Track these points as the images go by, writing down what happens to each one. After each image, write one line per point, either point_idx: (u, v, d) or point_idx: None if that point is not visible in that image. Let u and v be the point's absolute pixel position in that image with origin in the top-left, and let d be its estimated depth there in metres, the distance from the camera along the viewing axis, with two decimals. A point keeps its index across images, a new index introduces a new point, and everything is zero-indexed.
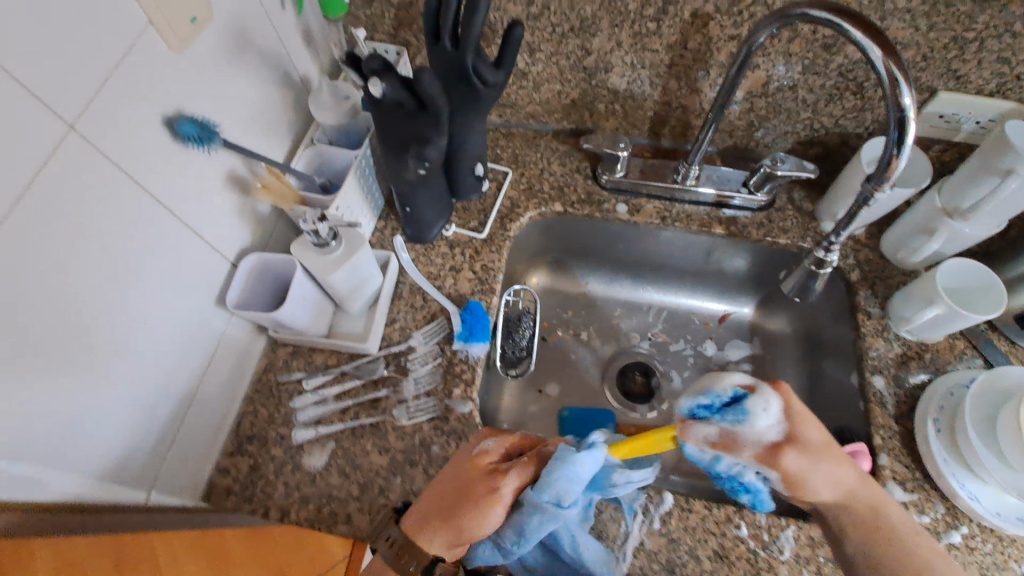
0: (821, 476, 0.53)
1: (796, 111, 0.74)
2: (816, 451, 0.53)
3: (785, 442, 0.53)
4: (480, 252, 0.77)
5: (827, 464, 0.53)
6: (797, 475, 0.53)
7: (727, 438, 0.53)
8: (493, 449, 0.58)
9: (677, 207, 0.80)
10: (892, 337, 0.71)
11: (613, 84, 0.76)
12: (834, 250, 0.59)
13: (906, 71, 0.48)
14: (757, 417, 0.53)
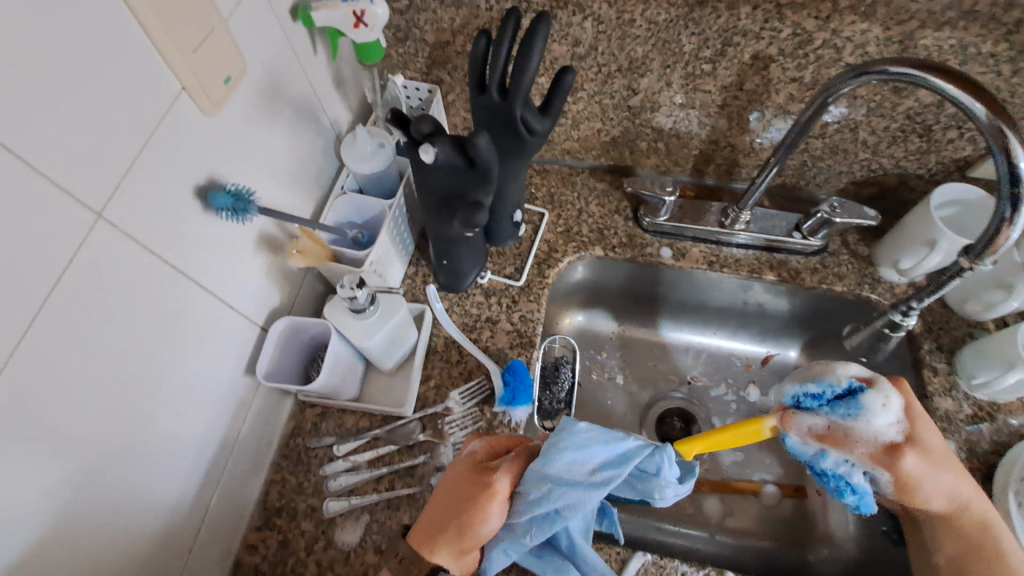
0: (935, 482, 0.49)
1: (854, 152, 0.70)
2: (934, 455, 0.49)
3: (902, 445, 0.49)
4: (518, 301, 0.72)
5: (944, 472, 0.49)
6: (911, 479, 0.49)
7: (837, 435, 0.49)
8: (480, 448, 0.54)
9: (724, 252, 0.76)
10: (961, 395, 0.66)
11: (658, 123, 0.71)
12: (912, 315, 0.61)
13: (1020, 127, 0.44)
14: (880, 415, 0.48)
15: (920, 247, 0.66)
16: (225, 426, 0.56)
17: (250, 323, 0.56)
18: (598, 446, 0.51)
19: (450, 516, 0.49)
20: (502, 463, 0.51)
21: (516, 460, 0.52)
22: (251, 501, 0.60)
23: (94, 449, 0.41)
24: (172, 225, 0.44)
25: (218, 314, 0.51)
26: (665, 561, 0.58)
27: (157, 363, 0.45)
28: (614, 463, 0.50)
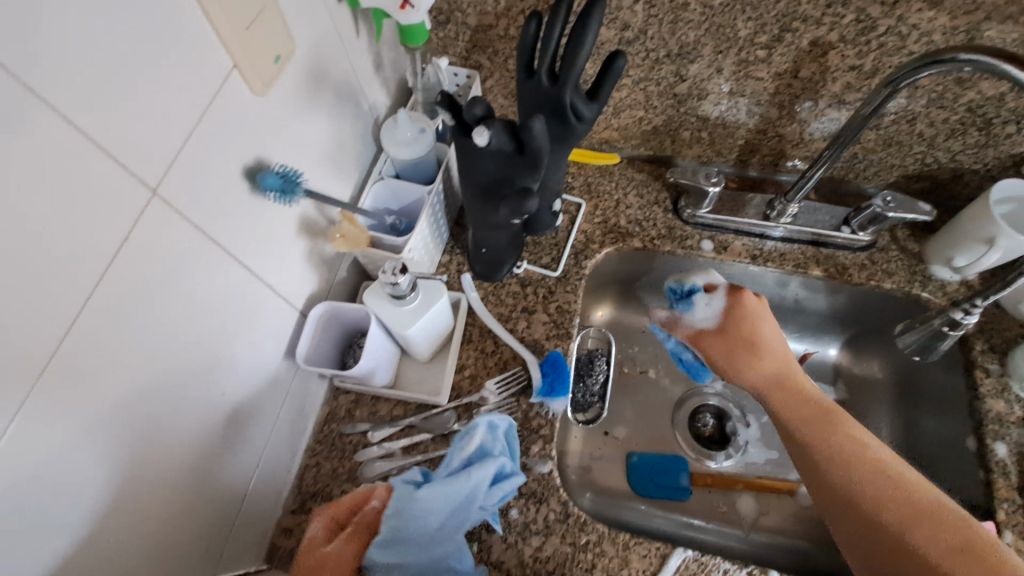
0: (770, 355, 0.61)
1: (910, 144, 0.67)
2: (751, 330, 0.63)
3: (741, 315, 0.64)
4: (554, 291, 0.71)
5: (777, 340, 0.63)
6: (730, 348, 0.63)
7: (672, 324, 0.68)
8: (317, 529, 0.48)
9: (768, 245, 0.74)
10: (1013, 397, 0.63)
11: (703, 112, 0.69)
12: (973, 313, 0.59)
13: None
14: (704, 310, 0.66)
15: (975, 245, 0.64)
16: (264, 416, 0.55)
17: (287, 308, 0.55)
18: (439, 504, 0.50)
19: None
20: (337, 549, 0.47)
21: (351, 544, 0.47)
22: (286, 485, 0.60)
23: (143, 436, 0.40)
24: (218, 208, 0.43)
25: (257, 302, 0.50)
26: (706, 558, 0.56)
27: (200, 354, 0.44)
28: (458, 511, 0.51)
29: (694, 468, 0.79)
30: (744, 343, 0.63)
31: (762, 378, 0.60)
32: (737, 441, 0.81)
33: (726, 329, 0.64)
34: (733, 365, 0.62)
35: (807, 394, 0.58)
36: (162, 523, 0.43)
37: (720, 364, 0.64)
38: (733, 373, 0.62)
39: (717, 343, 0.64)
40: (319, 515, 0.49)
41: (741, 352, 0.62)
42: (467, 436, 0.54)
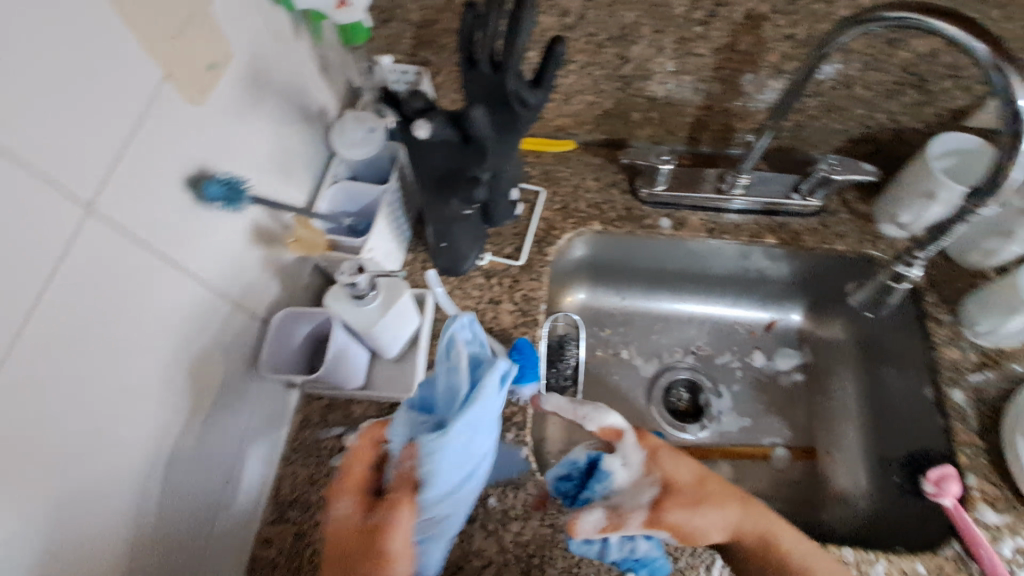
0: (709, 500, 0.52)
1: (849, 108, 0.69)
2: (687, 486, 0.52)
3: (659, 468, 0.53)
4: (519, 280, 0.72)
5: (684, 469, 0.54)
6: (682, 512, 0.51)
7: (614, 522, 0.51)
8: (349, 508, 0.44)
9: (724, 218, 0.75)
10: (966, 345, 0.66)
11: (651, 92, 0.71)
12: (914, 266, 0.62)
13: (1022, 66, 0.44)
14: (626, 474, 0.54)
15: (918, 201, 0.66)
16: (227, 434, 0.54)
17: (247, 318, 0.55)
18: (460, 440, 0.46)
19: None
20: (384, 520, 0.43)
21: None
22: (262, 496, 0.59)
23: (92, 463, 0.39)
24: (152, 222, 0.42)
25: (210, 318, 0.50)
26: None
27: (146, 376, 0.43)
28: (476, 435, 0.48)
29: (671, 441, 0.81)
30: (691, 502, 0.51)
31: (723, 523, 0.51)
32: (710, 412, 0.83)
33: (666, 486, 0.53)
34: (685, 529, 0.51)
35: (762, 534, 0.52)
36: (112, 552, 0.42)
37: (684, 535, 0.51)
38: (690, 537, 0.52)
39: (674, 506, 0.51)
40: (337, 497, 0.45)
41: (698, 514, 0.51)
42: (491, 363, 0.50)
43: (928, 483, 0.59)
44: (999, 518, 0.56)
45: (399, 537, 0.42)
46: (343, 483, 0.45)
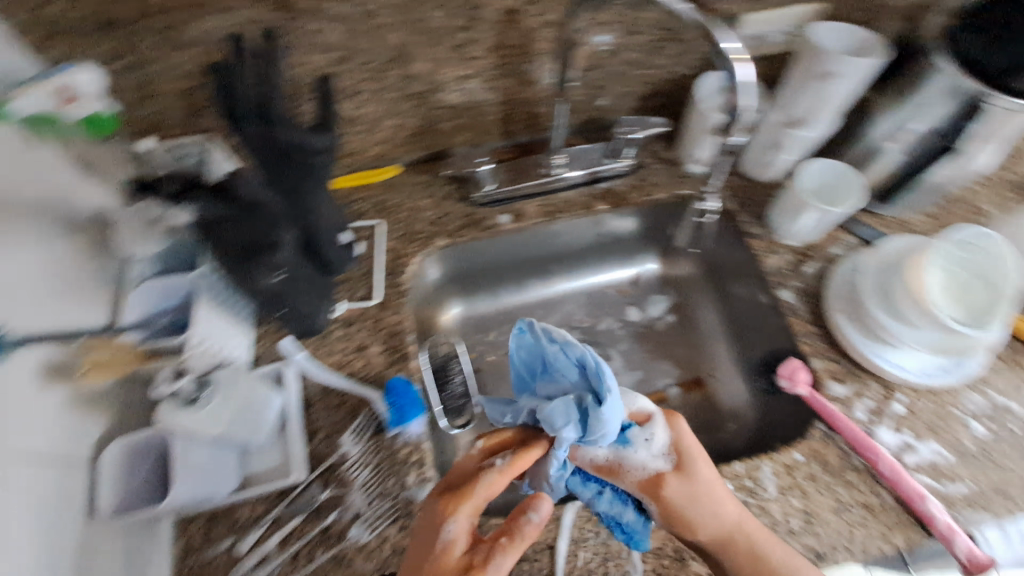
0: (705, 489, 0.55)
1: (628, 71, 0.75)
2: (694, 476, 0.56)
3: (677, 447, 0.58)
4: (380, 319, 0.70)
5: (706, 469, 0.57)
6: (678, 496, 0.55)
7: (615, 467, 0.57)
8: (460, 531, 0.48)
9: (556, 198, 0.78)
10: (781, 248, 0.73)
11: (449, 100, 0.72)
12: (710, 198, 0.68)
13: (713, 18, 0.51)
14: (647, 446, 0.57)
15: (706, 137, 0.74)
16: None
17: (61, 468, 0.48)
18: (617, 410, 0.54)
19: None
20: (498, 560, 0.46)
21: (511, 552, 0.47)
22: None
23: None
24: None
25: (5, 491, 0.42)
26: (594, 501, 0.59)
27: None
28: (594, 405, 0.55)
29: None
30: (687, 486, 0.55)
31: (711, 516, 0.54)
32: None
33: (679, 469, 0.57)
34: (667, 506, 0.55)
35: (739, 527, 0.54)
36: None
37: (667, 515, 0.56)
38: (670, 516, 0.56)
39: (674, 488, 0.56)
40: (450, 517, 0.48)
41: (684, 498, 0.55)
42: (588, 349, 0.55)
43: (781, 379, 0.67)
44: (844, 387, 0.64)
45: (492, 575, 0.45)
46: (455, 510, 0.49)
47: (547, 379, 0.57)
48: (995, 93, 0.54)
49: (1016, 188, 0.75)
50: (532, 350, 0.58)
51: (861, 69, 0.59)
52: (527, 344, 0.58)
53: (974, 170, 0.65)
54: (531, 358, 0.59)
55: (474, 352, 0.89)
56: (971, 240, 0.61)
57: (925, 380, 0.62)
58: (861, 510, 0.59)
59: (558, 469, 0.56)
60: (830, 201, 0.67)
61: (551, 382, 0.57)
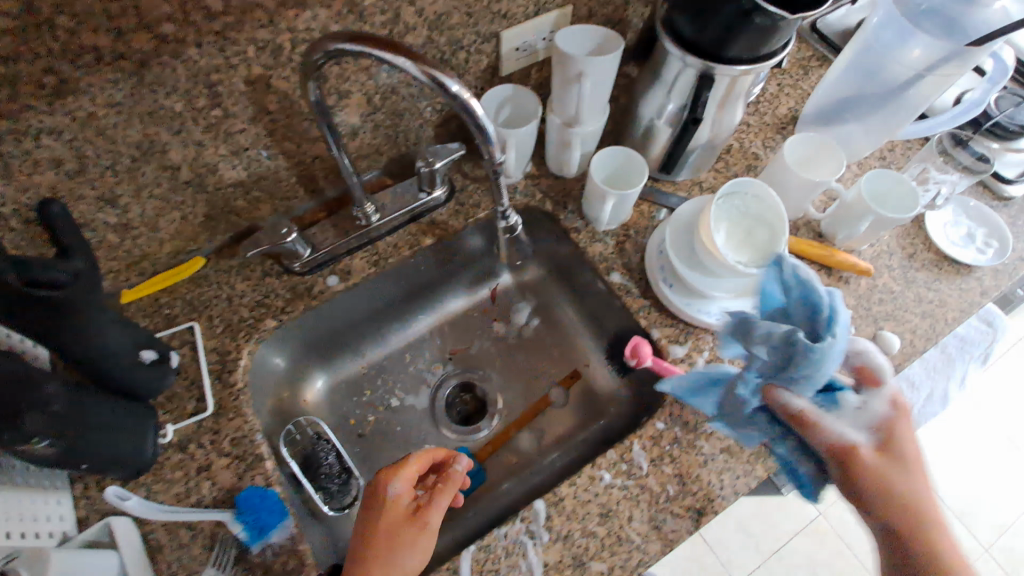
0: (912, 482, 0.50)
1: (414, 105, 0.74)
2: (896, 448, 0.51)
3: (895, 421, 0.53)
4: (219, 429, 0.64)
5: (919, 452, 0.52)
6: (878, 459, 0.51)
7: (809, 418, 0.52)
8: (403, 489, 0.60)
9: (381, 245, 0.75)
10: (602, 235, 0.76)
11: (231, 178, 0.66)
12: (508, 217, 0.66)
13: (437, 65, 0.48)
14: (856, 412, 0.53)
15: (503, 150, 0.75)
16: None
17: None
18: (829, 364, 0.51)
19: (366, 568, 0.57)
20: (434, 503, 0.61)
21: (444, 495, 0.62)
22: None
23: None
24: None
25: None
26: (486, 540, 0.59)
27: None
28: (785, 361, 0.52)
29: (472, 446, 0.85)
30: (894, 463, 0.51)
31: (914, 495, 0.50)
32: (489, 398, 0.88)
33: (880, 443, 0.52)
34: (863, 485, 0.51)
35: (938, 525, 0.49)
36: None
37: (859, 497, 0.51)
38: (857, 489, 0.51)
39: (884, 445, 0.52)
40: (393, 481, 0.61)
41: (885, 477, 0.50)
42: (824, 289, 0.53)
43: (629, 358, 0.69)
44: (684, 347, 0.69)
45: (435, 510, 0.61)
46: (398, 475, 0.61)
47: (775, 302, 0.56)
48: (717, 66, 0.61)
49: (776, 129, 0.86)
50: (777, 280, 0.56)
51: (601, 67, 0.63)
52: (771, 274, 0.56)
53: (731, 127, 0.74)
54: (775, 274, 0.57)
55: (352, 419, 0.84)
56: (739, 189, 0.67)
57: (740, 321, 0.68)
58: (723, 455, 0.64)
59: (746, 390, 0.56)
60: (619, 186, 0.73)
61: (779, 307, 0.56)
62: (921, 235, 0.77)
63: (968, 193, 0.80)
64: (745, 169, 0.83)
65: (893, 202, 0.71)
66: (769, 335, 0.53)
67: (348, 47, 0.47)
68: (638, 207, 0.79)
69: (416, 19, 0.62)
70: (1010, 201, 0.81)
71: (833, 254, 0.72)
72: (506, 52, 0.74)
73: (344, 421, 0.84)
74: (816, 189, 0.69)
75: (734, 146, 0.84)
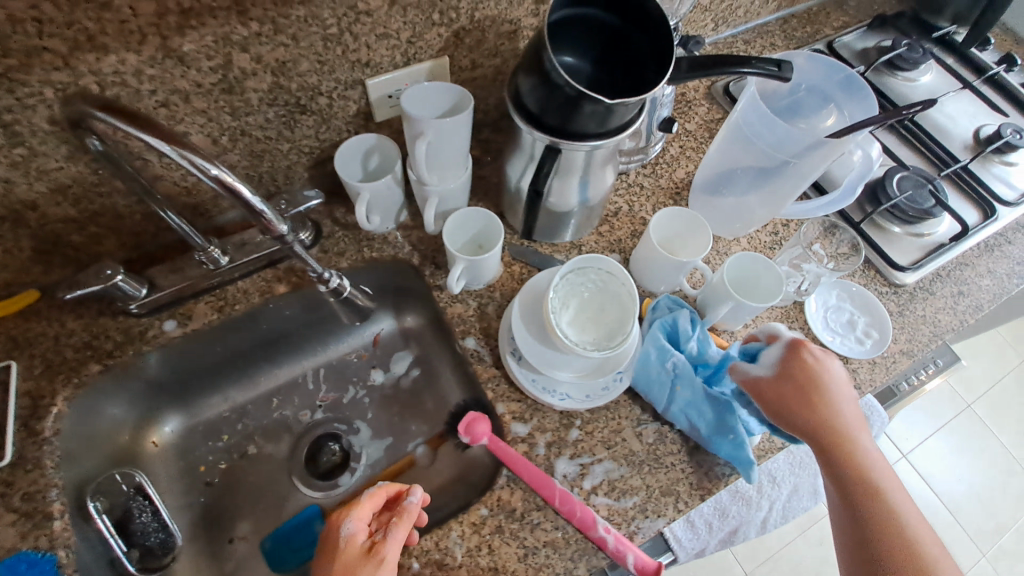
0: (824, 381, 0.59)
1: (273, 147, 0.69)
2: (796, 383, 0.59)
3: (802, 356, 0.60)
4: (12, 482, 0.60)
5: (820, 379, 0.59)
6: (782, 395, 0.59)
7: (741, 372, 0.62)
8: (357, 525, 0.57)
9: (231, 289, 0.73)
10: (465, 296, 0.72)
11: (58, 214, 0.63)
12: (329, 279, 0.62)
13: (197, 147, 0.43)
14: (766, 364, 0.62)
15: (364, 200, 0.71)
16: None
17: None
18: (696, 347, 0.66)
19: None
20: (393, 536, 0.55)
21: (403, 528, 0.56)
22: None
23: None
24: None
25: None
26: None
27: None
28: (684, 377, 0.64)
29: (331, 501, 0.81)
30: (802, 396, 0.58)
31: (821, 421, 0.57)
32: (354, 453, 0.84)
33: (790, 382, 0.59)
34: (788, 410, 0.58)
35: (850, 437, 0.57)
36: None
37: (789, 411, 0.58)
38: (788, 416, 0.59)
39: (774, 393, 0.59)
40: (347, 519, 0.58)
41: (799, 401, 0.58)
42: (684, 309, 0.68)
43: (463, 435, 0.65)
44: (527, 427, 0.65)
45: (390, 543, 0.55)
46: (345, 513, 0.59)
47: (669, 355, 0.64)
48: (563, 141, 0.57)
49: (670, 193, 0.82)
50: (661, 356, 0.64)
51: (441, 129, 0.59)
52: (650, 340, 0.65)
53: (602, 192, 0.70)
54: (667, 344, 0.65)
55: (203, 465, 0.80)
56: (593, 264, 0.64)
57: (587, 404, 0.65)
58: (544, 550, 0.60)
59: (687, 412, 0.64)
60: (479, 253, 0.72)
61: (673, 359, 0.64)
62: (800, 320, 0.73)
63: (856, 277, 0.77)
64: (630, 234, 0.79)
65: (764, 287, 0.68)
66: (676, 371, 0.64)
67: (108, 119, 0.42)
68: (509, 268, 0.75)
69: (254, 65, 0.58)
70: (901, 287, 0.77)
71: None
72: (375, 99, 0.69)
73: (193, 466, 0.80)
74: (681, 269, 0.67)
75: (623, 209, 0.80)
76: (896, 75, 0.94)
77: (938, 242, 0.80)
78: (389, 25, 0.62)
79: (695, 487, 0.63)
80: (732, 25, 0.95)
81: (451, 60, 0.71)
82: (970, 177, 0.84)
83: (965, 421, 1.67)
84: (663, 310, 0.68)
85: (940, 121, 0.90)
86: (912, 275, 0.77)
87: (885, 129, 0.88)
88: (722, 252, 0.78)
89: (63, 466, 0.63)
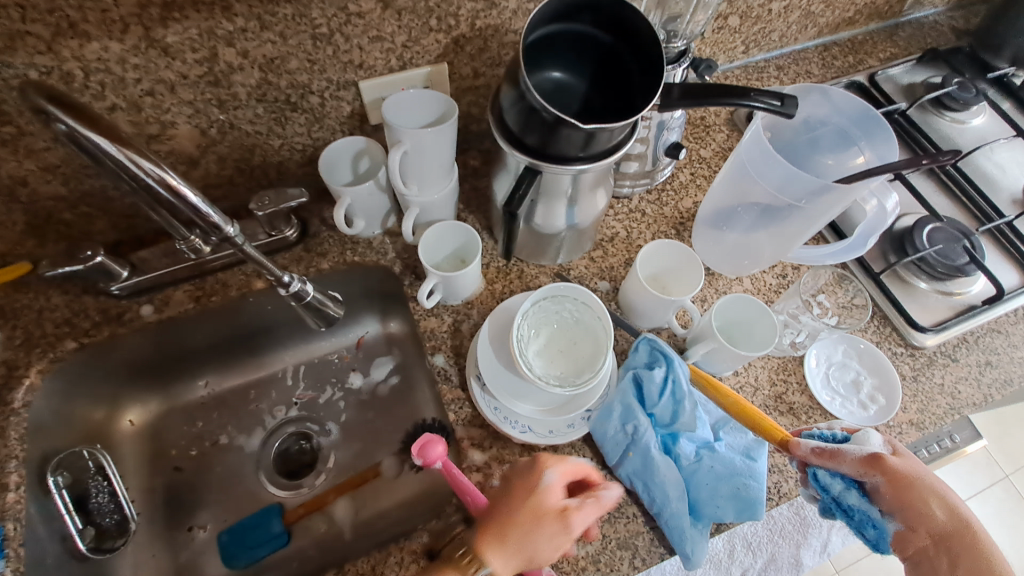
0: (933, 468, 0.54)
1: (264, 142, 0.69)
2: (920, 473, 0.52)
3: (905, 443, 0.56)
4: None
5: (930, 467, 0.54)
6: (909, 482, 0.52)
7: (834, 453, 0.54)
8: (559, 481, 0.53)
9: (210, 280, 0.74)
10: (441, 310, 0.70)
11: (49, 191, 0.64)
12: (290, 282, 0.61)
13: (144, 149, 0.45)
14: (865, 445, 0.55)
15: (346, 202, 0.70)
16: None
17: None
18: (664, 409, 0.61)
19: (504, 536, 0.51)
20: (583, 515, 0.52)
21: (593, 513, 0.53)
22: None
23: None
24: None
25: None
26: None
27: None
28: (644, 443, 0.59)
29: (292, 502, 0.78)
30: (926, 476, 0.52)
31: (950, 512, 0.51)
32: (321, 454, 0.81)
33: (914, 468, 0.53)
34: (919, 494, 0.51)
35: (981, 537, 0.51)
36: None
37: (914, 492, 0.51)
38: (916, 501, 0.51)
39: (901, 474, 0.52)
40: (553, 469, 0.54)
41: (925, 483, 0.52)
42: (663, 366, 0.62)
43: (417, 456, 0.60)
44: (484, 455, 0.62)
45: (582, 520, 0.52)
46: (546, 462, 0.54)
47: (633, 417, 0.60)
48: (542, 163, 0.54)
49: (674, 223, 0.77)
50: (624, 416, 0.60)
51: (418, 138, 0.58)
52: (619, 395, 0.61)
53: (591, 217, 0.66)
54: (634, 401, 0.61)
55: (172, 450, 0.79)
56: (567, 293, 0.61)
57: (549, 440, 0.60)
58: None
59: (639, 479, 0.59)
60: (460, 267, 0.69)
61: (635, 422, 0.60)
62: (797, 374, 0.67)
63: (868, 333, 0.70)
64: (624, 262, 0.74)
65: (755, 330, 0.64)
66: (636, 435, 0.59)
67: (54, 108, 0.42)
68: (491, 285, 0.72)
69: (241, 60, 0.58)
70: (920, 350, 0.69)
71: (740, 405, 0.58)
72: (368, 102, 0.67)
73: (165, 450, 0.78)
74: (669, 306, 0.63)
75: (620, 235, 0.76)
76: (943, 115, 0.86)
77: (969, 303, 0.72)
78: (382, 28, 0.60)
79: (655, 544, 0.58)
80: (765, 49, 0.89)
81: (450, 67, 0.68)
82: (1014, 235, 0.75)
83: (999, 492, 1.52)
84: (633, 366, 0.63)
85: (986, 170, 0.81)
86: (933, 337, 0.69)
87: (921, 173, 0.81)
88: (721, 291, 0.72)
89: (29, 438, 0.64)
